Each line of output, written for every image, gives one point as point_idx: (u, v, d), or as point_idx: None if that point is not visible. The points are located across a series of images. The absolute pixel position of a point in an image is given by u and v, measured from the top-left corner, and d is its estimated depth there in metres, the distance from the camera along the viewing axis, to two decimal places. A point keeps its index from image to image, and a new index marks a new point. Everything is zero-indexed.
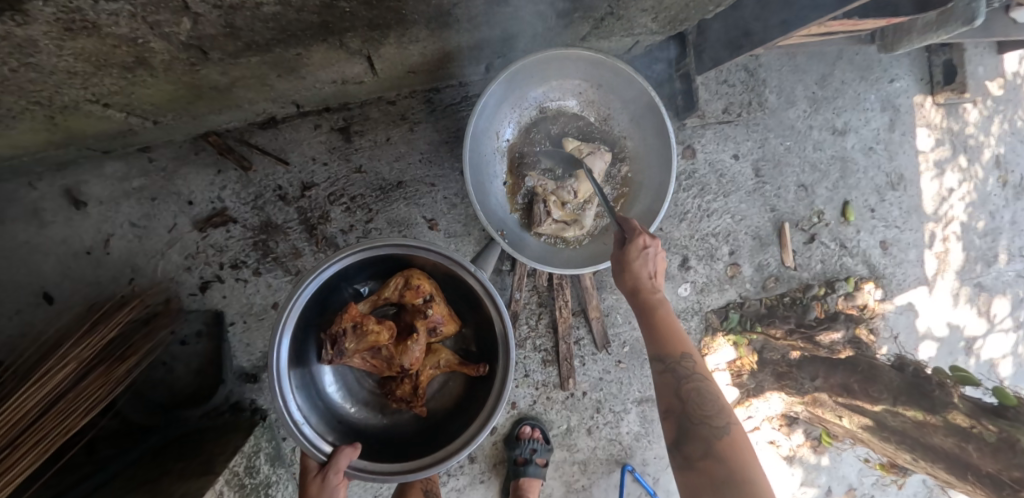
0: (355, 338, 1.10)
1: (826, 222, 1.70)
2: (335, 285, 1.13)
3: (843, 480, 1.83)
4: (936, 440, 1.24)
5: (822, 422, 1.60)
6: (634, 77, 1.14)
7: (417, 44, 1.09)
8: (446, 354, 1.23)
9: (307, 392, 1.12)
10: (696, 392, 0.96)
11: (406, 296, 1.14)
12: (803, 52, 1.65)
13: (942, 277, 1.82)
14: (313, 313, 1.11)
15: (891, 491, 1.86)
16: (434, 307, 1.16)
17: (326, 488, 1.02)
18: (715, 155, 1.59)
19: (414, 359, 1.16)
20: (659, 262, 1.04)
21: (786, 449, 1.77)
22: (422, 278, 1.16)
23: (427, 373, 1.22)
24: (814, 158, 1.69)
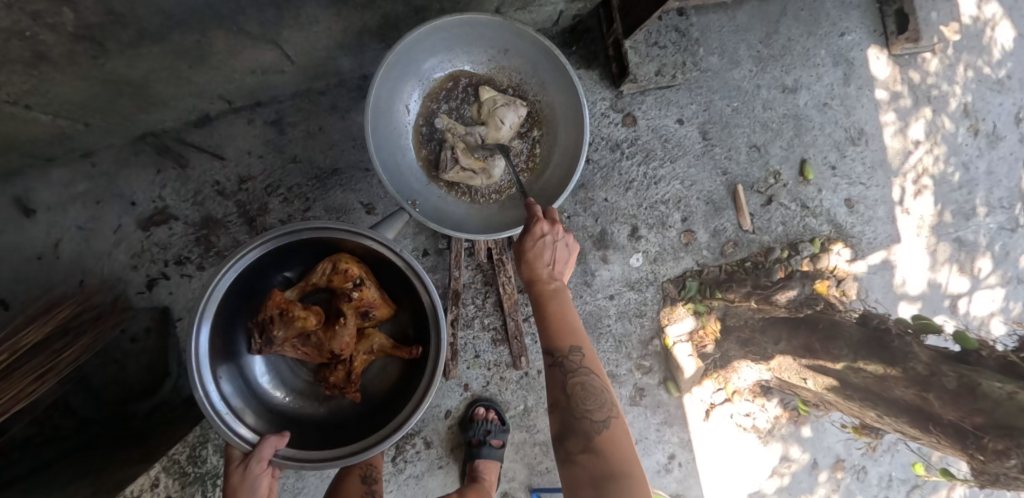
0: (282, 325, 1.04)
1: (783, 183, 1.66)
2: (261, 272, 1.06)
3: (828, 451, 1.75)
4: (898, 394, 1.17)
5: (792, 388, 1.54)
6: (536, 38, 1.14)
7: (321, 25, 1.11)
8: (380, 339, 1.16)
9: (236, 383, 1.05)
10: (583, 387, 0.96)
11: (335, 280, 1.08)
12: (742, 11, 1.62)
13: (917, 233, 1.75)
14: (238, 302, 1.04)
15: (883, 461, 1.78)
16: (364, 290, 1.09)
17: (248, 475, 0.95)
18: (658, 121, 1.56)
19: (344, 342, 1.09)
20: (557, 252, 1.01)
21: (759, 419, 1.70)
22: (352, 261, 1.09)
23: (362, 359, 1.15)
24: (764, 119, 1.65)
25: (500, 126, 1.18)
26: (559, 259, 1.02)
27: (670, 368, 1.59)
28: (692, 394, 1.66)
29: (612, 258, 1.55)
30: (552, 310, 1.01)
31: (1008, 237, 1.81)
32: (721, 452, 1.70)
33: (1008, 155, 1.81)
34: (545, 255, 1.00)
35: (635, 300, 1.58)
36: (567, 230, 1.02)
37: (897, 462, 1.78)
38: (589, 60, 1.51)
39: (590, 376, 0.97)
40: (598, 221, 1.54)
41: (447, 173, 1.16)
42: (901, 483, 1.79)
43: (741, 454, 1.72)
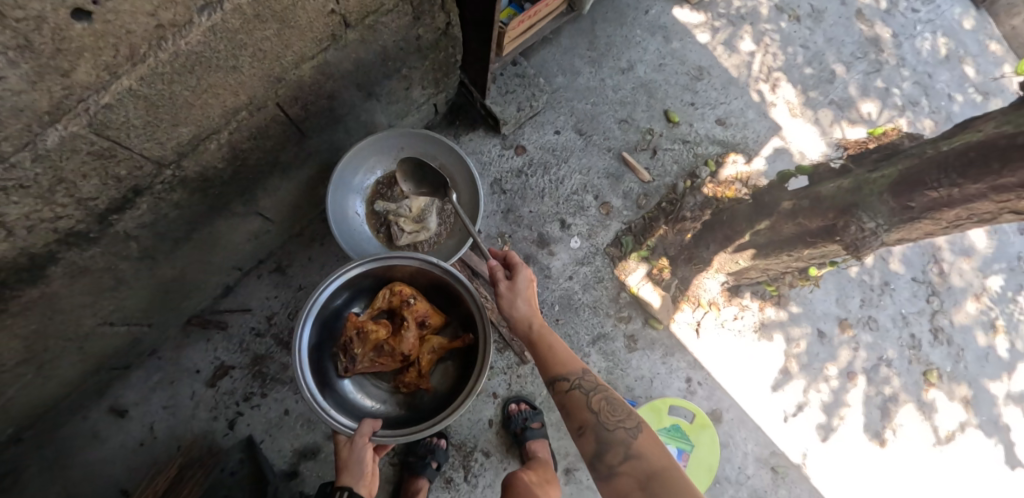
0: (360, 341, 1.38)
1: (658, 134, 2.09)
2: (336, 306, 1.42)
3: (835, 315, 2.11)
4: (786, 230, 1.50)
5: (743, 278, 1.87)
6: (416, 132, 1.67)
7: (281, 188, 1.58)
8: (438, 340, 1.47)
9: (334, 395, 1.36)
10: (603, 401, 1.22)
11: (393, 300, 1.43)
12: (563, 36, 2.15)
13: (793, 115, 2.17)
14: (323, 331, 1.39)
15: (889, 301, 2.16)
16: (417, 303, 1.44)
17: (355, 449, 1.22)
18: (542, 139, 2.03)
19: (411, 345, 1.43)
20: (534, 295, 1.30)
21: (753, 315, 2.02)
22: (403, 284, 1.45)
23: (427, 358, 1.46)
24: (619, 98, 2.11)
25: (419, 195, 1.63)
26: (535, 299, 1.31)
27: (645, 308, 1.93)
28: (676, 322, 1.96)
29: (557, 250, 1.93)
30: (554, 343, 1.27)
31: (871, 81, 2.25)
32: (733, 362, 1.98)
33: (832, 21, 2.31)
34: (522, 293, 1.29)
35: (591, 270, 1.94)
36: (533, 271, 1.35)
37: (903, 298, 2.18)
38: (473, 124, 2.02)
39: (603, 393, 1.23)
40: (533, 228, 1.94)
41: (402, 240, 1.64)
42: (920, 315, 2.17)
43: (750, 360, 1.99)
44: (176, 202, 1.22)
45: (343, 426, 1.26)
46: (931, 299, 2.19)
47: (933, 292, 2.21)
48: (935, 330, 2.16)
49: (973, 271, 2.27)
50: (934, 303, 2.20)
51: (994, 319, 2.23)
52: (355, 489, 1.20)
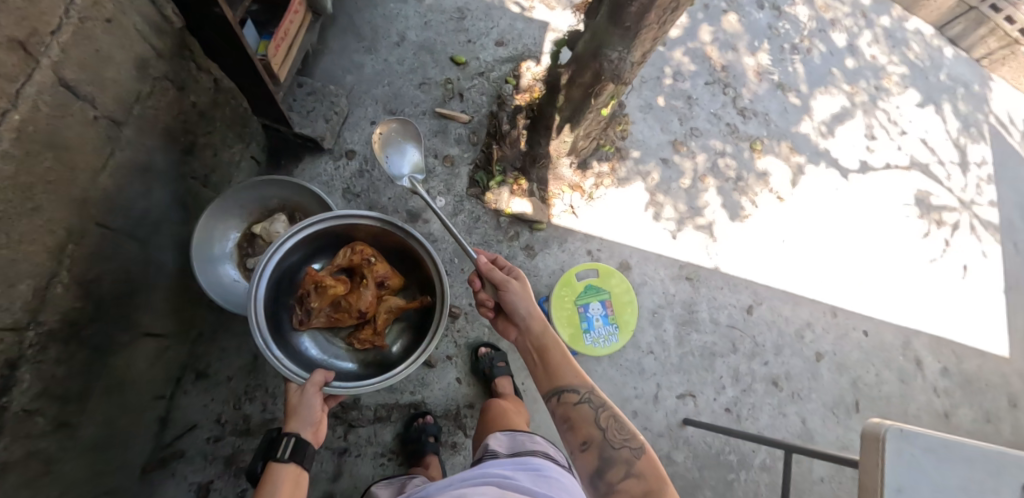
0: (317, 296, 1.57)
1: (455, 80, 2.34)
2: (295, 263, 1.56)
3: (666, 141, 2.49)
4: (576, 94, 1.80)
5: (582, 152, 2.17)
6: (249, 183, 1.74)
7: (152, 299, 1.60)
8: (394, 300, 1.68)
9: (290, 349, 1.52)
10: (613, 420, 1.33)
11: (353, 259, 1.61)
12: (331, 42, 2.31)
13: (549, 9, 2.52)
14: (282, 286, 1.54)
15: (699, 107, 2.60)
16: (378, 265, 1.64)
17: (304, 396, 1.32)
18: (362, 135, 2.21)
19: (367, 302, 1.63)
20: (533, 307, 1.49)
21: (605, 178, 2.32)
22: (365, 246, 1.64)
23: (383, 317, 1.67)
24: (407, 68, 2.33)
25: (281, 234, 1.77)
26: (535, 314, 1.49)
27: (525, 219, 2.17)
28: (557, 216, 2.23)
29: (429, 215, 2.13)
30: (558, 356, 1.44)
31: None
32: (615, 219, 2.30)
33: None
34: (518, 306, 1.49)
35: (467, 215, 2.15)
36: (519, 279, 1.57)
37: (708, 100, 2.62)
38: (297, 154, 2.14)
39: (610, 411, 1.35)
40: (399, 207, 2.16)
41: None
42: (725, 107, 2.64)
43: (624, 207, 2.32)
44: (54, 359, 1.22)
45: (297, 376, 1.38)
46: (727, 90, 2.68)
47: (726, 85, 2.69)
48: (742, 111, 2.66)
49: (741, 56, 2.77)
50: (731, 92, 2.69)
51: (774, 81, 2.77)
52: (303, 433, 1.28)
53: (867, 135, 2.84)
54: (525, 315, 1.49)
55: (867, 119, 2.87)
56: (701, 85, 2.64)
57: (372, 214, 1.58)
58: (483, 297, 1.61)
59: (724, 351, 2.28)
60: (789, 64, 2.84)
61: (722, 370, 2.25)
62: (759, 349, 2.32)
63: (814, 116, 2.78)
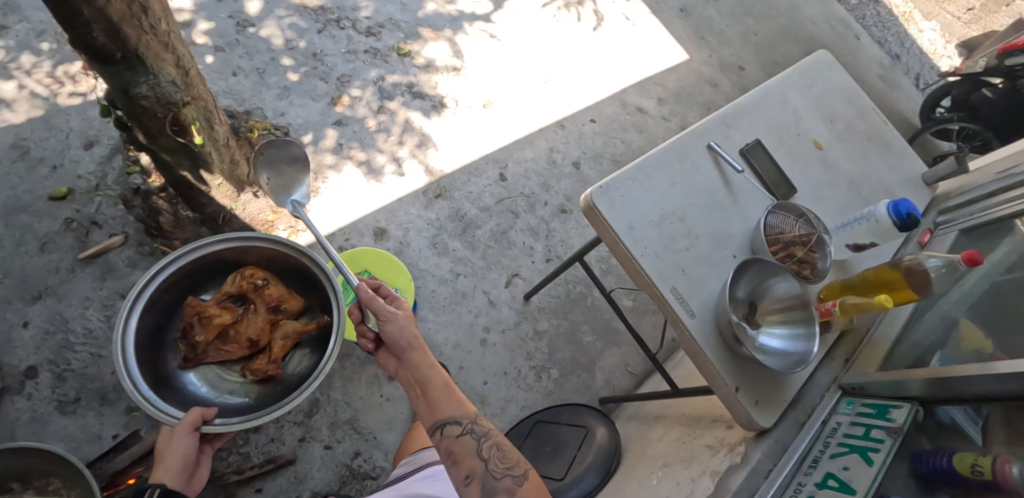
0: (201, 328, 1.48)
1: (76, 214, 2.02)
2: (179, 291, 1.49)
3: (327, 106, 2.39)
4: (171, 141, 1.60)
5: (249, 175, 2.01)
6: None
7: None
8: (291, 324, 1.57)
9: (173, 393, 1.38)
10: (495, 448, 1.28)
11: (241, 284, 1.55)
12: None
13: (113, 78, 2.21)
14: (167, 310, 1.47)
15: (329, 56, 2.50)
16: (271, 288, 1.58)
17: (178, 440, 1.25)
18: (26, 343, 1.83)
19: (258, 329, 1.56)
20: (413, 338, 1.38)
21: (301, 177, 2.22)
22: (257, 271, 1.59)
23: (279, 343, 1.54)
24: (14, 244, 1.94)
25: None
26: (417, 345, 1.38)
27: None
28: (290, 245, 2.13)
29: None
30: (442, 390, 1.35)
31: None
32: (342, 204, 2.24)
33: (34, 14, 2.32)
34: (400, 336, 1.35)
35: None
36: (403, 305, 1.41)
37: (332, 44, 2.53)
38: None
39: (493, 441, 1.30)
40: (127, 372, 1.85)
41: None
42: (350, 40, 2.57)
43: (342, 189, 2.27)
44: None
45: (167, 415, 1.28)
46: (340, 23, 2.58)
47: (336, 19, 2.58)
48: (367, 32, 2.61)
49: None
50: (346, 22, 2.60)
51: None
52: (168, 483, 1.23)
53: None
54: (411, 347, 1.37)
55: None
56: (314, 36, 2.51)
57: (269, 233, 1.54)
58: (368, 332, 1.43)
59: (510, 222, 2.43)
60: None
61: (520, 236, 2.41)
62: (533, 197, 2.51)
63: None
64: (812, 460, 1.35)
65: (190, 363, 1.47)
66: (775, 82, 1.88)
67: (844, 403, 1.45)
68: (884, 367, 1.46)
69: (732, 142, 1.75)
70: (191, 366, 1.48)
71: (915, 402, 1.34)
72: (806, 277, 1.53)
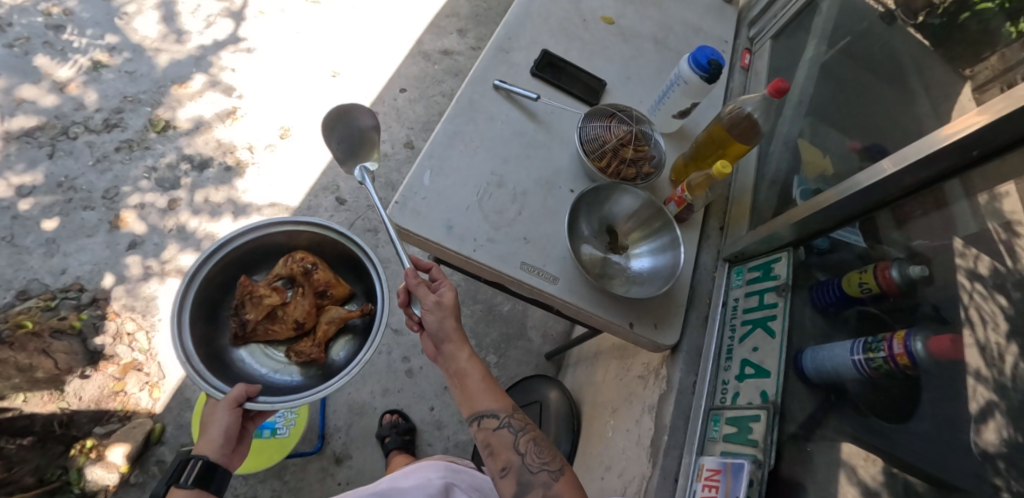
0: (252, 309, 1.30)
1: None
2: (241, 259, 1.33)
3: (110, 234, 2.01)
4: None
5: (58, 364, 1.73)
6: None
7: None
8: (337, 309, 1.37)
9: (225, 370, 1.23)
10: (531, 442, 1.08)
11: (293, 268, 1.36)
12: None
13: None
14: (217, 291, 1.28)
15: (82, 174, 2.08)
16: (320, 274, 1.36)
17: (219, 416, 1.19)
18: None
19: (304, 313, 1.36)
20: (456, 316, 1.15)
21: (126, 326, 1.88)
22: (308, 255, 1.37)
23: (325, 328, 1.35)
24: None
25: None
26: (460, 327, 1.14)
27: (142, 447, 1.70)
28: (159, 398, 1.81)
29: None
30: (484, 381, 1.13)
31: None
32: None
33: None
34: (440, 320, 1.13)
35: None
36: (448, 286, 1.18)
37: (76, 159, 2.10)
38: None
39: (531, 435, 1.09)
40: None
41: None
42: (94, 143, 2.14)
43: None
44: None
45: (220, 390, 1.15)
46: (72, 131, 2.14)
47: (64, 131, 2.14)
48: (109, 124, 2.19)
49: (30, 101, 2.17)
50: (78, 126, 2.16)
51: (82, 75, 2.26)
52: (210, 455, 1.20)
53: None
54: (456, 329, 1.14)
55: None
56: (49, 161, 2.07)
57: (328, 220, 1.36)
58: (443, 292, 1.16)
59: (375, 240, 2.22)
60: (65, 48, 2.30)
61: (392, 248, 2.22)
62: (385, 201, 2.31)
63: (150, 45, 2.38)
64: (726, 353, 1.30)
65: (241, 332, 1.29)
66: None
67: (734, 276, 1.41)
68: (752, 224, 1.44)
69: (518, 69, 1.57)
70: (241, 344, 1.32)
71: (789, 247, 1.30)
72: (648, 173, 1.43)
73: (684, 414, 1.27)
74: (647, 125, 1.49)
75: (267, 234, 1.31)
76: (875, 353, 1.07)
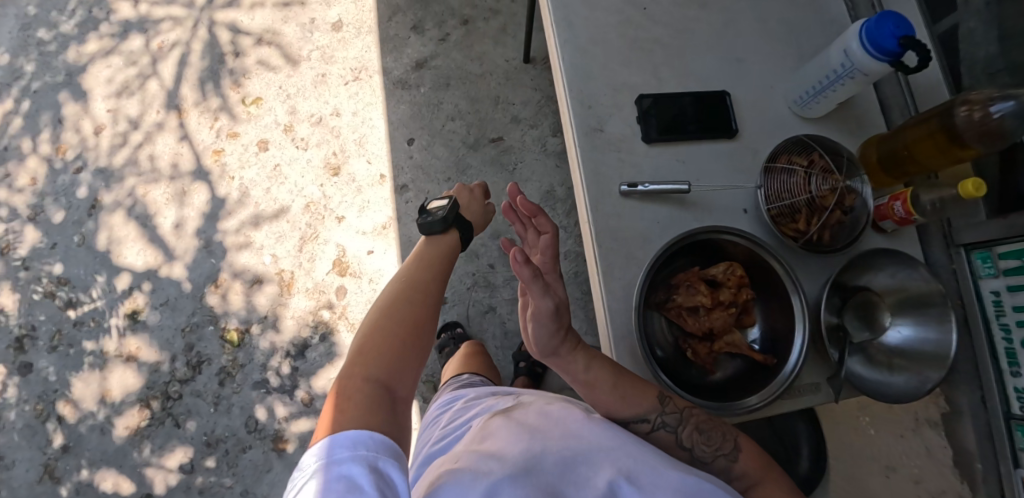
0: (684, 291, 1.12)
1: None
2: (693, 244, 1.13)
3: (281, 460, 1.89)
4: None
5: None
6: None
7: None
8: (740, 338, 1.12)
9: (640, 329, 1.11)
10: (697, 432, 0.95)
11: (730, 279, 1.12)
12: None
13: None
14: (683, 249, 1.14)
15: (212, 422, 1.94)
16: (746, 297, 1.12)
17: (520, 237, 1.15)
18: None
19: (720, 325, 1.11)
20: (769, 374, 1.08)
21: None
22: (739, 267, 1.13)
23: (723, 344, 1.12)
24: None
25: None
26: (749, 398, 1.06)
27: None
28: None
29: None
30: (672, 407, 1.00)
31: None
32: None
33: None
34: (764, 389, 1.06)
35: None
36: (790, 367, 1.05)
37: (195, 414, 1.95)
38: None
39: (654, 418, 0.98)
40: None
41: None
42: (198, 391, 1.97)
43: None
44: None
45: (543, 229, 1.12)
46: (171, 392, 1.97)
47: (165, 397, 1.96)
48: (194, 366, 1.99)
49: (114, 391, 1.97)
50: (172, 385, 1.98)
51: (131, 336, 2.03)
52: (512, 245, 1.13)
53: (164, 180, 2.18)
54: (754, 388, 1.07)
55: (140, 186, 2.18)
56: (176, 431, 1.93)
57: (757, 239, 1.10)
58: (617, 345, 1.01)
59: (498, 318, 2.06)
60: (96, 319, 2.05)
61: None
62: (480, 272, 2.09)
63: (159, 262, 2.10)
64: (1006, 356, 1.21)
65: (651, 347, 1.12)
66: (559, 21, 1.31)
67: (980, 264, 1.25)
68: (992, 209, 1.26)
69: (627, 145, 1.24)
70: (650, 311, 1.16)
71: None
72: (851, 206, 1.16)
73: (988, 434, 1.26)
74: (819, 150, 1.17)
75: (726, 236, 1.12)
76: None
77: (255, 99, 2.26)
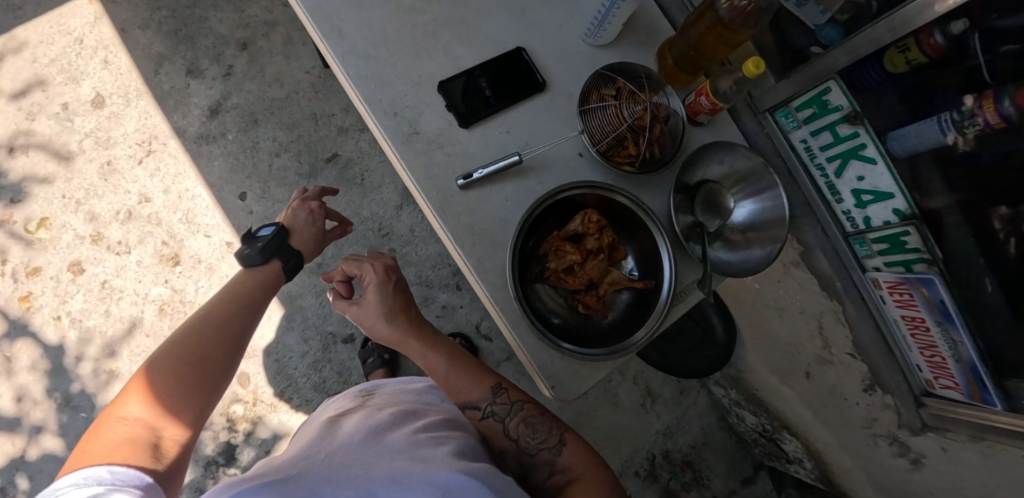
0: (554, 257, 1.15)
1: None
2: (545, 210, 1.14)
3: None
4: None
5: None
6: None
7: None
8: (618, 274, 1.18)
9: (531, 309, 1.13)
10: (524, 424, 1.08)
11: (589, 226, 1.15)
12: None
13: None
14: (538, 217, 1.15)
15: None
16: (609, 237, 1.17)
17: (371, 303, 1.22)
18: None
19: (595, 272, 1.16)
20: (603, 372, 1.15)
21: None
22: (594, 212, 1.17)
23: (607, 286, 1.18)
24: None
25: None
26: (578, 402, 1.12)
27: None
28: None
29: None
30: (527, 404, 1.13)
31: None
32: None
33: None
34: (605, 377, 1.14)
35: None
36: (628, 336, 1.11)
37: None
38: None
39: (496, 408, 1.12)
40: None
41: None
42: None
43: None
44: None
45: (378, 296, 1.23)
46: None
47: None
48: None
49: None
50: None
51: None
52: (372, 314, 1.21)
53: None
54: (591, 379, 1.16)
55: None
56: None
57: (599, 183, 1.14)
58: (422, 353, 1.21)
59: None
60: None
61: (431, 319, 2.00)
62: None
63: (20, 446, 1.79)
64: (829, 189, 1.38)
65: (546, 320, 1.15)
66: (326, 36, 1.20)
67: (784, 121, 1.39)
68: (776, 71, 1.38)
69: (448, 138, 1.20)
70: (533, 285, 1.18)
71: (834, 73, 1.23)
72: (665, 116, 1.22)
73: (835, 255, 1.45)
74: (619, 78, 1.21)
75: (571, 191, 1.13)
76: (970, 128, 1.04)
77: (41, 221, 1.93)
